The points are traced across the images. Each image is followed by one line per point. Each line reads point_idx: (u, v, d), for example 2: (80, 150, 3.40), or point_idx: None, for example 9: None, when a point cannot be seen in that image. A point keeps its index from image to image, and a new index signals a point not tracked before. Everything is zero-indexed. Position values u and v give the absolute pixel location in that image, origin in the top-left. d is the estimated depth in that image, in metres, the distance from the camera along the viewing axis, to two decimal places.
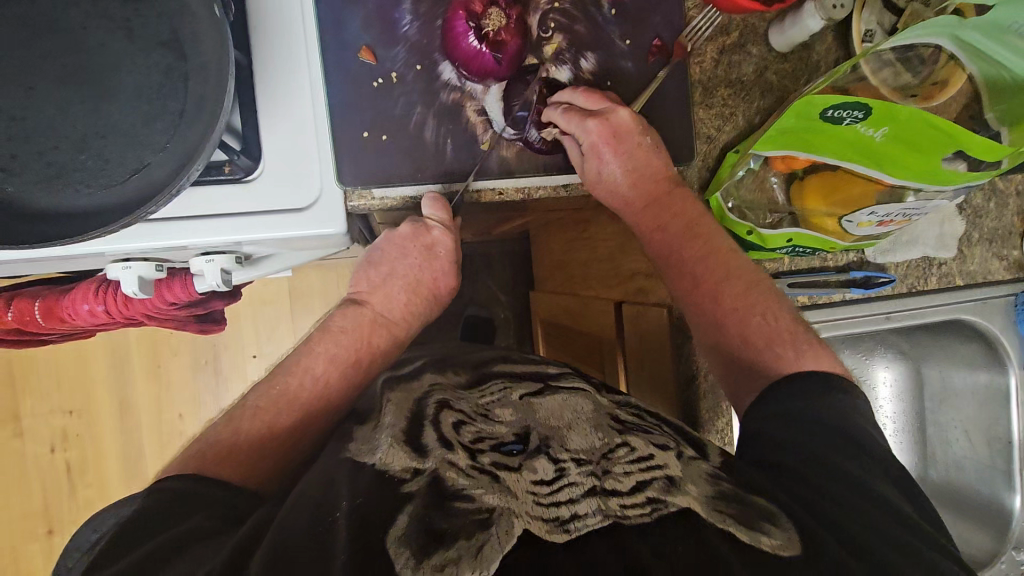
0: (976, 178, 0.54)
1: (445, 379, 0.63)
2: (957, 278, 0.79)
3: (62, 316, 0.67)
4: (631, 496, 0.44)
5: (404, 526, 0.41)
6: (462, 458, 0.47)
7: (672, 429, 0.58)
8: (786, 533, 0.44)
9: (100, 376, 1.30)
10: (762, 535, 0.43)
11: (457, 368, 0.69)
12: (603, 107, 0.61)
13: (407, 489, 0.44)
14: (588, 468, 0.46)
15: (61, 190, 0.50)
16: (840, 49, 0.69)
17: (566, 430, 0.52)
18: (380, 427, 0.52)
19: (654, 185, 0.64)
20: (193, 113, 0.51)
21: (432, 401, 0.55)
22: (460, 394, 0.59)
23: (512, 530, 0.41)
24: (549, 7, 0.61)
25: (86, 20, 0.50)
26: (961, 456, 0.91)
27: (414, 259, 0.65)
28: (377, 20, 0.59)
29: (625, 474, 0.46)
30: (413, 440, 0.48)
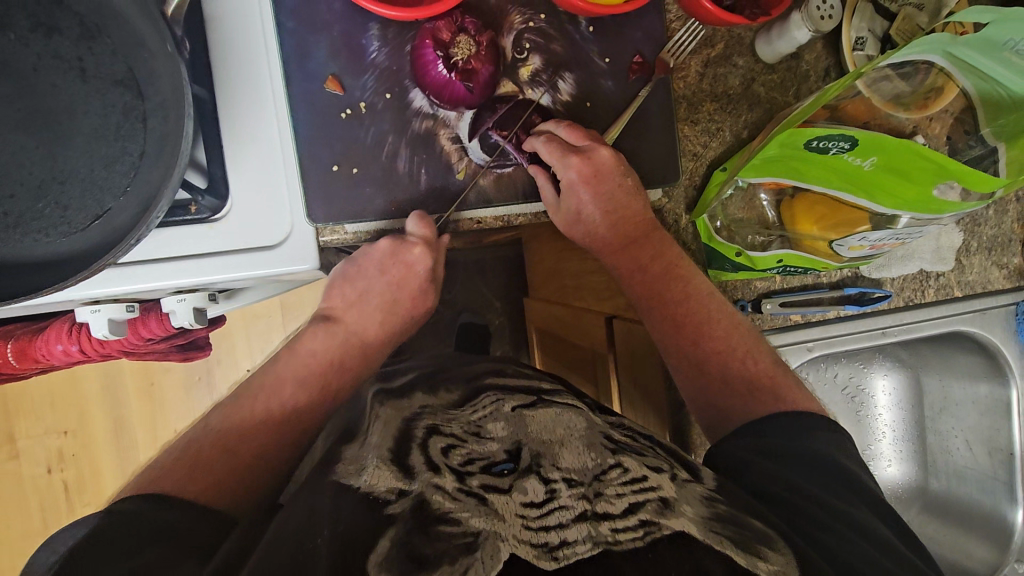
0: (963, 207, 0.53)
1: (435, 400, 0.61)
2: (955, 289, 0.77)
3: (36, 356, 0.65)
4: (624, 519, 0.42)
5: (386, 551, 0.38)
6: (449, 481, 0.45)
7: (670, 454, 0.56)
8: (784, 557, 0.41)
9: (94, 396, 1.29)
10: (759, 559, 0.40)
11: (447, 384, 0.67)
12: (585, 144, 0.59)
13: (391, 511, 0.42)
14: (579, 491, 0.44)
15: (19, 239, 0.49)
16: (830, 58, 0.66)
17: (559, 448, 0.50)
18: (368, 447, 0.52)
19: (632, 225, 0.62)
20: (154, 153, 0.49)
21: (419, 424, 0.54)
22: (451, 414, 0.57)
23: (497, 555, 0.38)
24: (524, 26, 0.59)
25: (37, 61, 0.48)
26: (962, 466, 0.89)
27: (389, 280, 0.61)
28: (344, 47, 0.57)
29: (617, 496, 0.44)
30: (397, 457, 0.48)
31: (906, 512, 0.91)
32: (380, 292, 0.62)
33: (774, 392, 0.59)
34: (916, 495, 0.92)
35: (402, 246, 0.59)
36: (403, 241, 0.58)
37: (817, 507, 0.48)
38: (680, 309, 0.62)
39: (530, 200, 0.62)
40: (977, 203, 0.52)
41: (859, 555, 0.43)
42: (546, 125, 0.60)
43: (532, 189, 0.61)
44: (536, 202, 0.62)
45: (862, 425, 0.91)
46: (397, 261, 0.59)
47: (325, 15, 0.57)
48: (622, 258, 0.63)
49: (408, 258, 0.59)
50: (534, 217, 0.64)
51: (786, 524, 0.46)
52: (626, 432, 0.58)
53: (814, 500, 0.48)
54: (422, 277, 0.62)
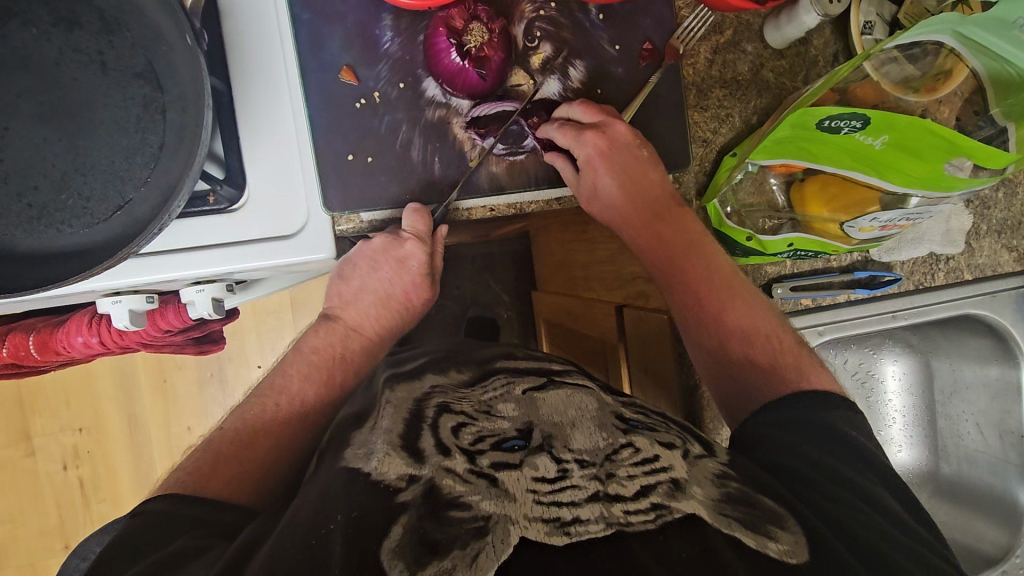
0: (980, 182, 0.52)
1: (447, 380, 0.62)
2: (965, 272, 0.77)
3: (56, 349, 0.66)
4: (635, 501, 0.42)
5: (398, 538, 0.39)
6: (460, 463, 0.45)
7: (685, 426, 0.57)
8: (793, 536, 0.42)
9: (107, 392, 1.30)
10: (768, 539, 0.41)
11: (458, 365, 0.68)
12: (600, 119, 0.60)
13: (402, 498, 0.42)
14: (591, 471, 0.45)
15: (44, 231, 0.49)
16: (838, 43, 0.66)
17: (570, 429, 0.51)
18: (376, 431, 0.50)
19: (652, 200, 0.63)
20: (173, 145, 0.50)
21: (429, 406, 0.54)
22: (460, 395, 0.57)
23: (508, 538, 0.38)
24: (534, 15, 0.60)
25: (60, 56, 0.48)
26: (974, 450, 0.90)
27: (385, 273, 0.62)
28: (357, 38, 0.58)
29: (628, 478, 0.44)
30: (409, 442, 0.48)
31: (918, 497, 0.92)
32: (373, 289, 0.63)
33: (796, 367, 0.59)
34: (928, 479, 0.92)
35: (395, 241, 0.60)
36: (396, 237, 0.60)
37: (832, 485, 0.48)
38: (700, 278, 0.62)
39: (540, 186, 0.62)
40: (988, 177, 0.52)
41: (877, 531, 0.44)
42: (546, 130, 0.60)
43: (543, 176, 0.62)
44: (547, 188, 0.63)
45: (872, 410, 0.92)
46: (389, 257, 0.61)
47: (337, 6, 0.58)
48: (646, 226, 0.63)
49: (401, 251, 0.60)
50: (546, 204, 0.64)
51: (802, 501, 0.46)
52: (639, 410, 0.59)
53: (829, 477, 0.49)
54: (420, 263, 0.61)
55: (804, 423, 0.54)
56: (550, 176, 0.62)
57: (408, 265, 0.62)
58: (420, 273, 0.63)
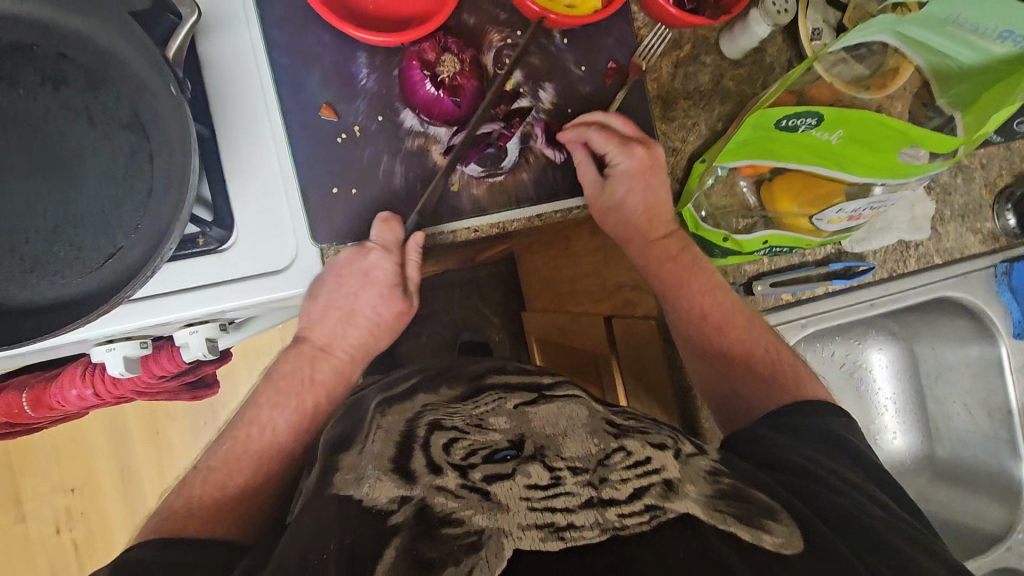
0: (928, 169, 0.55)
1: (436, 400, 0.60)
2: (935, 256, 0.80)
3: (51, 403, 0.66)
4: (629, 504, 0.41)
5: (392, 561, 0.37)
6: (452, 478, 0.43)
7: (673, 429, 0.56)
8: (787, 529, 0.42)
9: (100, 448, 1.28)
10: (763, 531, 0.41)
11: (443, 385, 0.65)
12: (639, 135, 0.64)
13: (394, 520, 0.40)
14: (584, 477, 0.43)
15: (36, 283, 0.50)
16: (791, 50, 0.71)
17: (562, 437, 0.49)
18: (367, 455, 0.49)
19: (659, 221, 0.67)
20: (161, 189, 0.51)
21: (421, 425, 0.51)
22: (452, 410, 0.55)
23: (502, 552, 0.37)
24: (502, 44, 0.63)
25: (47, 112, 0.50)
26: (963, 430, 0.92)
27: (352, 287, 0.59)
28: (335, 78, 0.60)
29: (621, 481, 0.42)
30: (400, 465, 0.46)
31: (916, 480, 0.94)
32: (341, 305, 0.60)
33: (793, 377, 0.64)
34: (924, 463, 0.95)
35: (361, 252, 0.59)
36: (360, 248, 0.59)
37: None
38: (695, 296, 0.66)
39: (522, 205, 0.63)
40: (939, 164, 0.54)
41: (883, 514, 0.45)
42: (592, 133, 0.62)
43: (524, 195, 0.64)
44: (529, 206, 0.64)
45: (863, 400, 0.95)
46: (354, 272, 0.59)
47: (313, 48, 0.60)
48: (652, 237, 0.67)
49: (363, 265, 0.59)
50: (528, 222, 0.65)
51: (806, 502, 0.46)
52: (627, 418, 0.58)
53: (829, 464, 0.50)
54: (387, 274, 0.60)
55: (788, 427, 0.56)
56: (532, 193, 0.64)
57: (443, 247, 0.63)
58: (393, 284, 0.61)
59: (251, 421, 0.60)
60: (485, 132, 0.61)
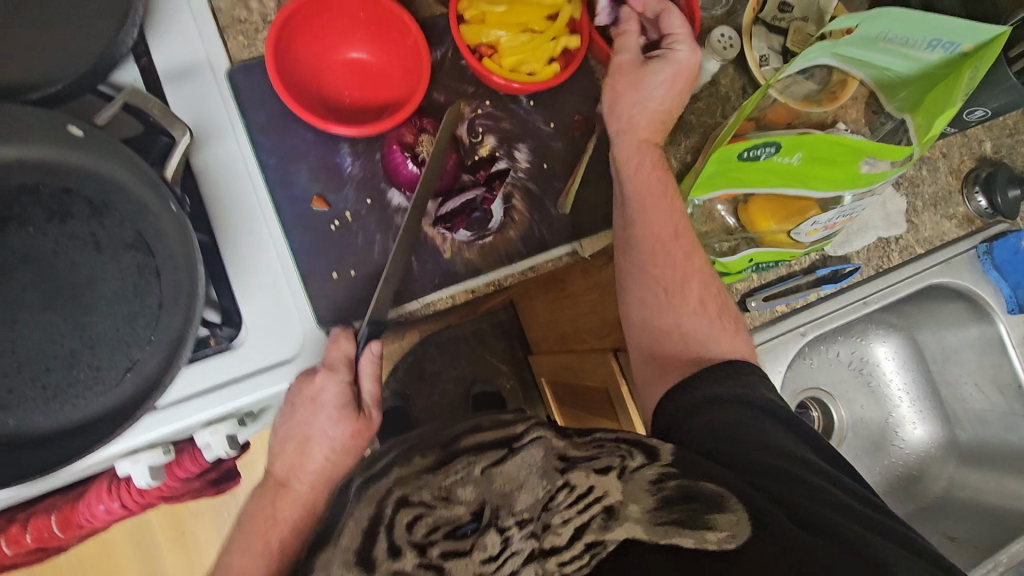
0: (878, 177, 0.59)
1: (411, 463, 0.48)
2: (916, 246, 0.83)
3: (79, 522, 0.67)
4: (570, 547, 0.42)
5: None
6: (410, 561, 0.41)
7: (631, 434, 0.52)
8: (734, 516, 0.43)
9: (125, 558, 1.26)
10: (705, 532, 0.42)
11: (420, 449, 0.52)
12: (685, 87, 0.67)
13: None
14: (529, 527, 0.43)
15: (59, 408, 0.52)
16: (742, 78, 0.76)
17: (517, 490, 0.44)
18: (335, 551, 0.44)
19: (646, 127, 0.65)
20: (170, 301, 0.54)
21: (386, 493, 0.46)
22: (424, 469, 0.49)
23: None
24: (474, 115, 0.66)
25: (56, 245, 0.53)
26: (980, 410, 0.93)
27: (302, 414, 0.57)
28: (321, 170, 0.63)
29: (562, 523, 0.43)
30: (362, 555, 0.42)
31: (945, 468, 0.94)
32: (293, 435, 0.57)
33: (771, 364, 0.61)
34: (949, 450, 0.95)
35: (307, 379, 0.58)
36: (306, 375, 0.58)
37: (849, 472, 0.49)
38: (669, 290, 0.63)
39: (514, 260, 0.66)
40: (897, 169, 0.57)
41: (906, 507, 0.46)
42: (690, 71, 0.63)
43: (514, 251, 0.66)
44: (521, 260, 0.67)
45: (877, 396, 0.97)
46: (303, 398, 0.57)
47: (298, 146, 0.63)
48: (646, 146, 0.65)
49: (310, 390, 0.57)
50: (522, 274, 0.67)
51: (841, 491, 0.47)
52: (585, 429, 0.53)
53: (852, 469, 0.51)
54: (334, 396, 0.57)
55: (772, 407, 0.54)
56: (522, 248, 0.67)
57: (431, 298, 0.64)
58: (343, 408, 0.57)
59: (238, 537, 0.56)
60: (456, 207, 0.63)
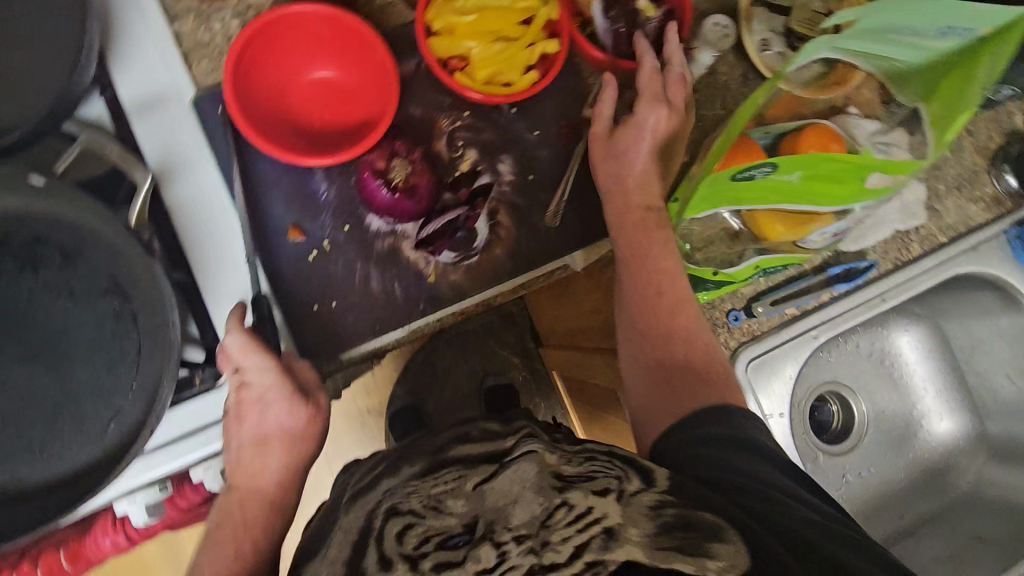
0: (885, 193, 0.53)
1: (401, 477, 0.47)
2: (939, 235, 0.78)
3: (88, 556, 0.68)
4: (569, 566, 0.34)
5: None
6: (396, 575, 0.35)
7: (628, 457, 0.46)
8: (734, 548, 0.37)
9: None
10: (707, 561, 0.35)
11: (411, 458, 0.51)
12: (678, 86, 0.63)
13: None
14: (527, 544, 0.36)
15: (47, 461, 0.52)
16: (743, 65, 0.71)
17: (511, 504, 0.39)
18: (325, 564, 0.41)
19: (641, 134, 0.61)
20: (149, 346, 0.53)
21: (378, 514, 0.42)
22: (413, 485, 0.45)
23: None
24: (453, 127, 0.63)
25: (30, 295, 0.52)
26: (1011, 402, 0.87)
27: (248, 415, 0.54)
28: (296, 198, 0.61)
29: (562, 540, 0.36)
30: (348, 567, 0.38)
31: (972, 462, 0.90)
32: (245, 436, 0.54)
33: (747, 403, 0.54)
34: (979, 443, 0.90)
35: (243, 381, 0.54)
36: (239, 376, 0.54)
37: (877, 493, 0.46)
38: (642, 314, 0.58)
39: (502, 279, 0.63)
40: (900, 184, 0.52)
41: None
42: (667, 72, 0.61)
43: (502, 269, 0.64)
44: (509, 278, 0.64)
45: (901, 387, 0.93)
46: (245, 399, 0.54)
47: (271, 175, 0.61)
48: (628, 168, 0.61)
49: (251, 389, 0.54)
50: (511, 291, 0.65)
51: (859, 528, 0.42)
52: (589, 455, 0.46)
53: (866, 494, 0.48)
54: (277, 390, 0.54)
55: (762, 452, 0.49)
56: (510, 265, 0.64)
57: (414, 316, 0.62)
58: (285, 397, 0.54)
59: None
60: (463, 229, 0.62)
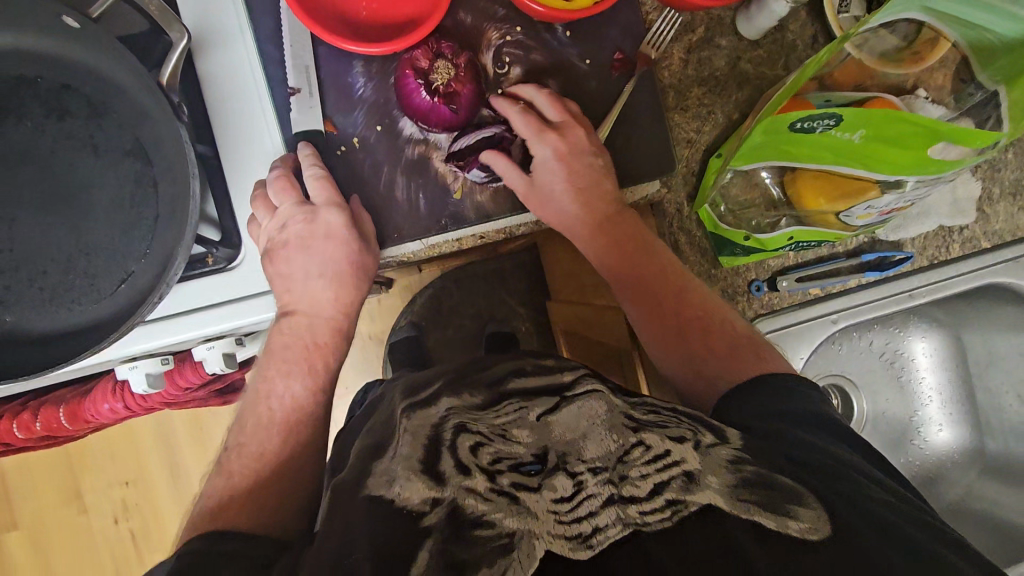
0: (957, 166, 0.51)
1: (461, 400, 0.49)
2: (982, 240, 0.74)
3: (86, 417, 0.70)
4: (650, 500, 0.40)
5: (425, 559, 0.37)
6: (481, 481, 0.41)
7: (692, 411, 0.49)
8: (814, 513, 0.39)
9: (149, 448, 1.26)
10: (788, 518, 0.38)
11: (466, 387, 0.52)
12: None
13: (426, 522, 0.39)
14: (605, 476, 0.41)
15: (56, 311, 0.52)
16: (815, 25, 0.66)
17: (583, 439, 0.44)
18: (392, 458, 0.44)
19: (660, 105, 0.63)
20: (167, 214, 0.52)
21: (446, 427, 0.45)
22: (477, 411, 0.48)
23: (535, 553, 0.37)
24: (501, 41, 0.61)
25: (54, 144, 0.51)
26: (1018, 423, 0.86)
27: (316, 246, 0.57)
28: (331, 89, 0.59)
29: (641, 478, 0.40)
30: (428, 465, 0.42)
31: (964, 476, 0.89)
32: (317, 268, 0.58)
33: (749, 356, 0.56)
34: (974, 458, 0.89)
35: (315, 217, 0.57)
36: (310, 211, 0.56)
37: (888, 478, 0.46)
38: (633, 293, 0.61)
39: (526, 211, 0.63)
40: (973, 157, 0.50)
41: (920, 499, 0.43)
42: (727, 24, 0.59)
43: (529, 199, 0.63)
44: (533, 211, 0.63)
45: (905, 391, 0.90)
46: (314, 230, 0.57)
47: (308, 61, 0.59)
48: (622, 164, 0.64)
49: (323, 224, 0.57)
50: (535, 224, 0.65)
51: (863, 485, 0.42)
52: (649, 404, 0.49)
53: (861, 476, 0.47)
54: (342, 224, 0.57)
55: (797, 413, 0.50)
56: None
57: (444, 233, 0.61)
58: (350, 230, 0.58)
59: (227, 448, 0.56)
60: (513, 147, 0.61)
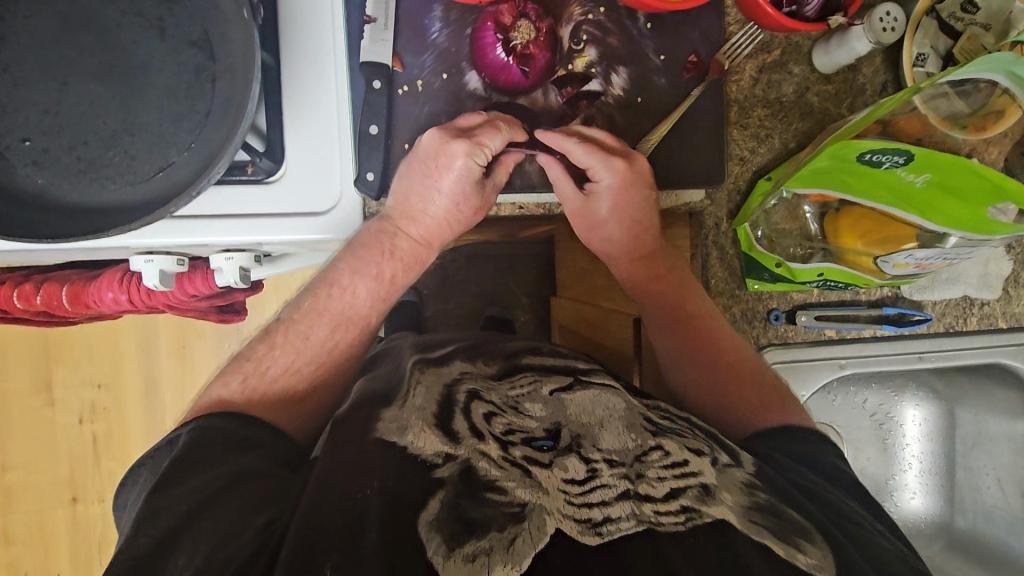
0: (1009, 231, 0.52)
1: (476, 368, 0.56)
2: (999, 319, 0.74)
3: (87, 302, 0.68)
4: (665, 502, 0.41)
5: (435, 512, 0.39)
6: (494, 449, 0.43)
7: (709, 427, 0.52)
8: (820, 550, 0.41)
9: (130, 354, 1.25)
10: (796, 550, 0.40)
11: (484, 356, 0.60)
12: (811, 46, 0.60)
13: (439, 474, 0.41)
14: (621, 471, 0.42)
15: (89, 184, 0.51)
16: (887, 73, 0.66)
17: (599, 427, 0.46)
18: (409, 408, 0.48)
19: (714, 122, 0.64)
20: (219, 112, 0.51)
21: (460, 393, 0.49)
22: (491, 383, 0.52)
23: (545, 527, 0.38)
24: (583, 18, 0.61)
25: (121, 18, 0.50)
26: (991, 506, 0.87)
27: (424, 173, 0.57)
28: (406, 28, 0.60)
29: (658, 479, 0.42)
30: (442, 421, 0.45)
31: (928, 548, 0.90)
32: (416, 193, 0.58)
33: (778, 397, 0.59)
34: (939, 531, 0.90)
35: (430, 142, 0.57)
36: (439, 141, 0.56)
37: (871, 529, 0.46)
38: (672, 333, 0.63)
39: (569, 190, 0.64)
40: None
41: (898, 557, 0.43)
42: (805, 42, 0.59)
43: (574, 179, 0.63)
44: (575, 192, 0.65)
45: (887, 454, 0.90)
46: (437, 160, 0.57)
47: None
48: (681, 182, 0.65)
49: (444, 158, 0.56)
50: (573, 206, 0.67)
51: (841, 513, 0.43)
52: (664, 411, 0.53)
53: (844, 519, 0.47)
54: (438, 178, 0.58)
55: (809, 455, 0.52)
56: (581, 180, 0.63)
57: (468, 222, 0.62)
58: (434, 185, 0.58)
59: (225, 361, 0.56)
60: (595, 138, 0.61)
